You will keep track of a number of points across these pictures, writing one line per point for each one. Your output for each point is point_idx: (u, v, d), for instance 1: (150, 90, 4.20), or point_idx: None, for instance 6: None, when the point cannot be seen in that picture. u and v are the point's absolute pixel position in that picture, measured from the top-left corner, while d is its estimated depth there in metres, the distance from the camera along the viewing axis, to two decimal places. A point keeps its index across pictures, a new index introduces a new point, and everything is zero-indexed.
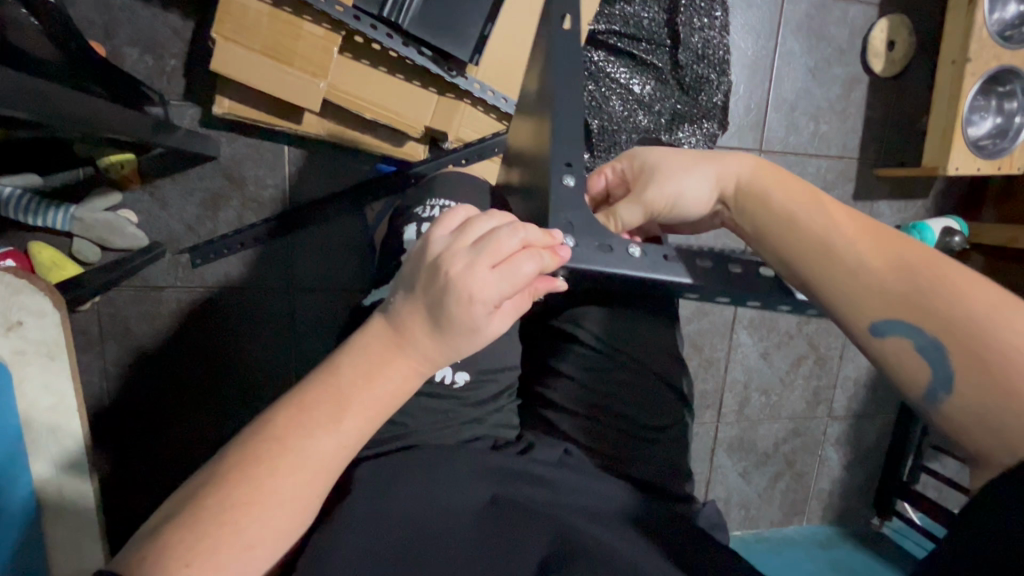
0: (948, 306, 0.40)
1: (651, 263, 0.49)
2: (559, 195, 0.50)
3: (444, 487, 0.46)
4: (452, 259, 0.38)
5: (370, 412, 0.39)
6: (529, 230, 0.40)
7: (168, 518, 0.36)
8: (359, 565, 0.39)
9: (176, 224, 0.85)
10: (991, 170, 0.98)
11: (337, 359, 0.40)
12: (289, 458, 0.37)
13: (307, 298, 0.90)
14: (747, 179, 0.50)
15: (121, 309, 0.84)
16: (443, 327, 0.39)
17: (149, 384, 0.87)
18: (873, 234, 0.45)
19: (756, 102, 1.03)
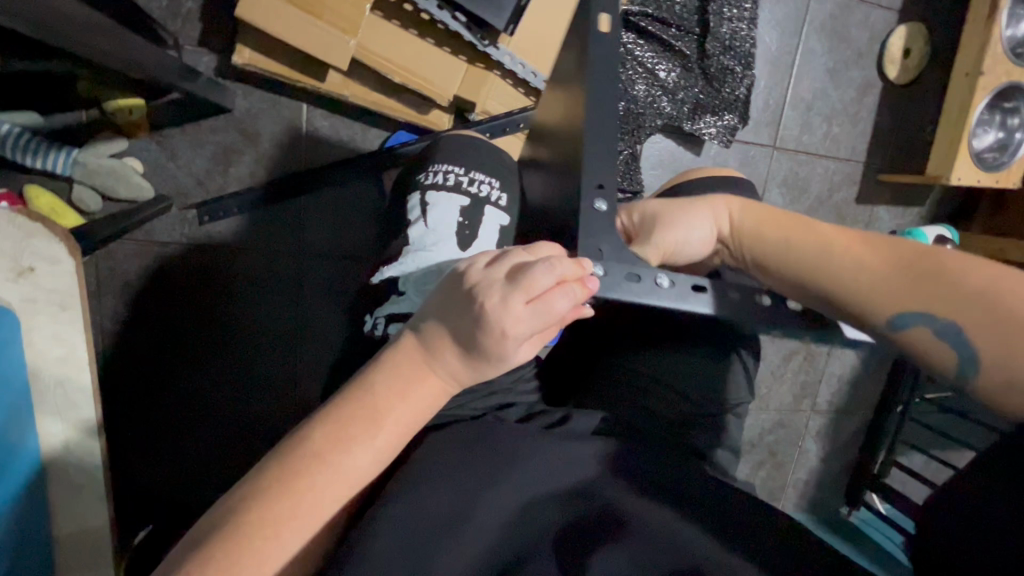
0: (956, 290, 0.41)
1: (683, 297, 0.47)
2: (589, 220, 0.48)
3: (481, 465, 0.43)
4: (488, 292, 0.37)
5: (395, 439, 0.37)
6: (566, 265, 0.38)
7: (204, 537, 0.34)
8: (398, 545, 0.37)
9: (184, 177, 0.81)
10: (989, 184, 1.03)
11: (366, 379, 0.38)
12: (325, 475, 0.35)
13: (315, 262, 0.86)
14: (739, 218, 0.52)
15: (121, 263, 0.80)
16: (476, 355, 0.38)
17: (145, 344, 0.82)
18: (865, 241, 0.46)
19: (775, 99, 1.04)
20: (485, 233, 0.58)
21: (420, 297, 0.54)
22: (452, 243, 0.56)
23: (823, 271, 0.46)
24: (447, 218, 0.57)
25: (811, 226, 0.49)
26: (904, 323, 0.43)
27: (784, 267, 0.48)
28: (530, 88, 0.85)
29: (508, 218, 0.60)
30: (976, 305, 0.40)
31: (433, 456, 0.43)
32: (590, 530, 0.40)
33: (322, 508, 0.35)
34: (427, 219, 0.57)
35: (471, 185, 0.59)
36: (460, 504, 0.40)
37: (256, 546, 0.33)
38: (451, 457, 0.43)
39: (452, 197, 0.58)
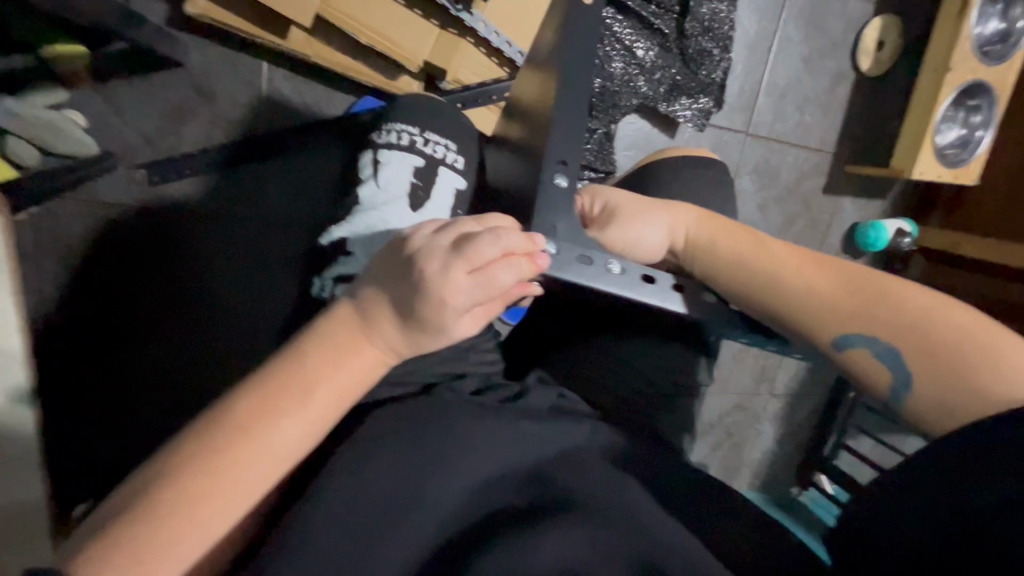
0: (896, 314, 0.43)
1: (631, 285, 0.48)
2: (547, 197, 0.47)
3: (434, 444, 0.40)
4: (428, 259, 0.37)
5: (330, 410, 0.36)
6: (511, 237, 0.38)
7: (121, 510, 0.32)
8: (336, 540, 0.36)
9: (133, 134, 0.76)
10: (950, 179, 1.06)
11: (297, 350, 0.37)
12: (251, 450, 0.34)
13: (272, 231, 0.82)
14: (694, 229, 0.52)
15: (61, 224, 0.75)
16: (414, 327, 0.37)
17: (87, 307, 0.77)
18: (813, 263, 0.47)
19: (750, 85, 1.04)
20: (438, 195, 0.55)
21: (366, 258, 0.52)
22: (402, 204, 0.54)
23: (771, 288, 0.47)
24: (399, 177, 0.55)
25: (765, 243, 0.50)
26: (846, 344, 0.44)
27: (732, 282, 0.49)
28: (503, 59, 0.82)
29: (464, 182, 0.57)
30: (909, 330, 0.42)
31: (376, 433, 0.39)
32: (536, 516, 0.39)
33: (250, 477, 0.34)
34: (378, 178, 0.55)
35: (425, 145, 0.57)
36: (404, 488, 0.38)
37: (175, 524, 0.32)
38: (397, 436, 0.39)
39: (405, 156, 0.56)
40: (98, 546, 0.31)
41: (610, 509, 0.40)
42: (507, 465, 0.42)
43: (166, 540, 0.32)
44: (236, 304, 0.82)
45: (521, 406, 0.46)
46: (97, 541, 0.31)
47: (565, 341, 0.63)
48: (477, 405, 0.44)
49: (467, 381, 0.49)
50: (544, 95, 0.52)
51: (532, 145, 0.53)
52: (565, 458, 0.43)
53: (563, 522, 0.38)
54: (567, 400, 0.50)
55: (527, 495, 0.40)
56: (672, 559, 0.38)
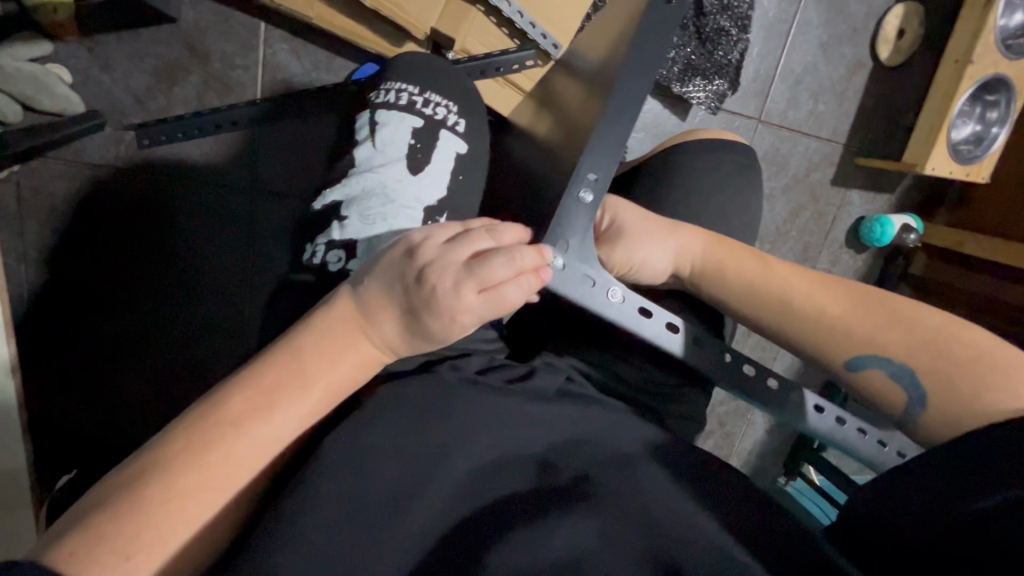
0: (910, 331, 0.44)
1: (628, 313, 0.48)
2: (567, 210, 0.43)
3: (445, 426, 0.39)
4: (440, 275, 0.34)
5: (324, 408, 0.35)
6: (526, 256, 0.35)
7: (100, 503, 0.30)
8: (337, 529, 0.33)
9: (121, 93, 0.72)
10: (961, 176, 1.04)
11: (296, 343, 0.35)
12: (246, 443, 0.32)
13: (267, 203, 0.79)
14: (702, 254, 0.53)
15: (46, 184, 0.72)
16: (417, 335, 0.36)
17: (76, 271, 0.75)
18: (825, 285, 0.48)
19: (765, 69, 1.01)
20: (438, 159, 0.51)
21: (363, 223, 0.48)
22: (401, 167, 0.50)
23: (782, 314, 0.48)
24: (397, 138, 0.50)
25: (772, 265, 0.50)
26: (859, 365, 0.45)
27: (745, 308, 0.50)
28: (514, 29, 0.78)
29: (466, 146, 0.52)
30: (926, 349, 0.43)
31: (377, 414, 0.38)
32: (548, 507, 0.36)
33: (241, 474, 0.32)
34: (376, 139, 0.51)
35: (425, 106, 0.52)
36: (410, 474, 0.36)
37: (162, 521, 0.30)
38: (399, 419, 0.38)
39: (403, 117, 0.51)
40: (77, 553, 0.28)
41: (621, 500, 0.38)
42: (516, 451, 0.40)
43: (153, 541, 0.30)
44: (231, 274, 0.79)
45: (529, 387, 0.46)
46: (79, 539, 0.28)
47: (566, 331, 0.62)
48: (483, 386, 0.44)
49: (471, 359, 0.48)
50: (587, 92, 0.48)
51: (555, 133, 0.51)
52: (574, 446, 0.42)
53: (575, 513, 0.36)
54: (574, 383, 0.50)
55: (535, 483, 0.38)
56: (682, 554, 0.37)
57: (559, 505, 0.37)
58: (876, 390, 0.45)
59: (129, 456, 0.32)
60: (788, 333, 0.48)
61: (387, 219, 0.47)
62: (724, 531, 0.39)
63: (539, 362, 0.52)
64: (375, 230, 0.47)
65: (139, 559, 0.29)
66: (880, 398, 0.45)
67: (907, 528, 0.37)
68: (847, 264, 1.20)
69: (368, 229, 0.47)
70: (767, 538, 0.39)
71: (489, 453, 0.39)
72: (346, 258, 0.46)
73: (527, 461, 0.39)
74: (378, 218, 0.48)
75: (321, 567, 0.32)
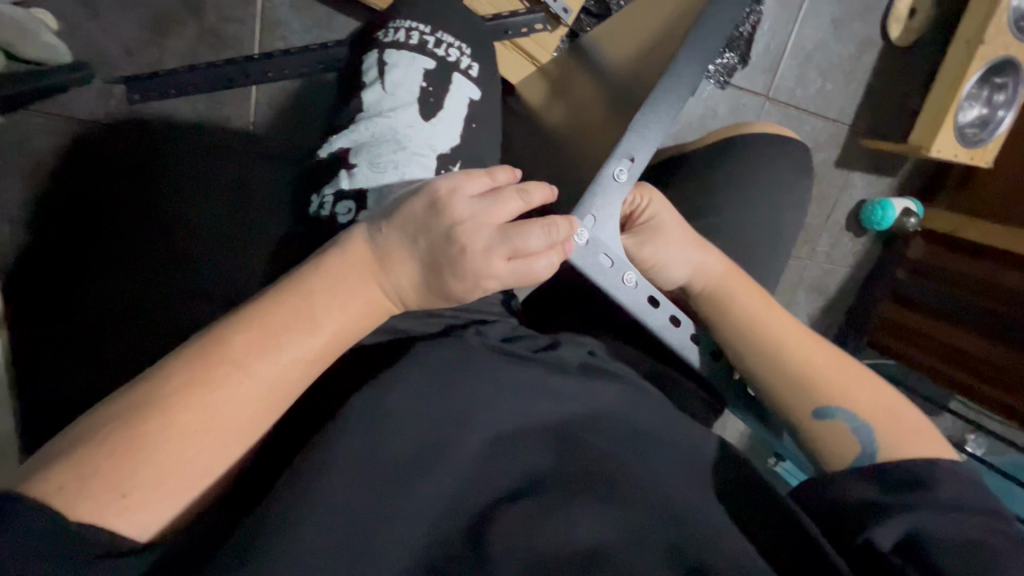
0: (873, 399, 0.45)
1: (638, 299, 0.47)
2: (602, 190, 0.43)
3: (471, 396, 0.37)
4: (472, 237, 0.33)
5: (332, 353, 0.33)
6: (562, 229, 0.35)
7: (92, 436, 0.27)
8: (353, 501, 0.32)
9: (111, 45, 0.69)
10: (965, 159, 1.04)
11: (304, 281, 0.32)
12: (248, 384, 0.30)
13: (266, 165, 0.77)
14: (717, 279, 0.50)
15: (29, 139, 0.68)
16: (437, 293, 0.34)
17: (62, 229, 0.72)
18: (816, 341, 0.48)
19: (777, 44, 0.98)
20: (451, 105, 0.47)
21: (374, 170, 0.43)
22: (413, 111, 0.45)
23: (775, 355, 0.47)
24: (408, 80, 0.46)
25: (775, 308, 0.49)
26: (827, 414, 0.45)
27: (732, 341, 0.48)
28: None
29: (478, 92, 0.49)
30: (886, 415, 0.45)
31: (398, 376, 0.35)
32: (571, 493, 0.36)
33: (244, 418, 0.30)
34: (384, 82, 0.46)
35: (437, 47, 0.48)
36: (428, 436, 0.35)
37: (162, 460, 0.28)
38: (419, 384, 0.36)
39: (414, 57, 0.46)
40: (68, 485, 0.26)
41: (646, 487, 0.37)
42: (538, 421, 0.39)
43: (150, 479, 0.27)
44: (227, 238, 0.77)
45: (553, 359, 0.44)
46: (67, 469, 0.26)
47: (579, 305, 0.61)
48: (504, 354, 0.42)
49: (495, 326, 0.46)
50: (635, 64, 0.48)
51: (583, 107, 0.51)
52: (593, 419, 0.40)
53: (601, 500, 0.36)
54: (596, 357, 0.47)
55: (557, 460, 0.37)
56: (705, 522, 0.37)
57: (583, 488, 0.36)
58: (833, 440, 0.45)
59: (122, 388, 0.30)
60: (765, 373, 0.47)
61: (400, 167, 0.43)
62: (731, 518, 0.39)
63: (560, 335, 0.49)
64: (388, 177, 0.42)
65: (135, 498, 0.27)
66: (835, 446, 0.45)
67: (849, 520, 0.40)
68: (846, 246, 1.20)
69: (379, 177, 0.42)
70: (767, 510, 0.40)
71: (510, 422, 0.38)
72: (357, 208, 0.42)
73: (552, 430, 0.39)
74: (389, 165, 0.43)
75: (341, 539, 0.31)
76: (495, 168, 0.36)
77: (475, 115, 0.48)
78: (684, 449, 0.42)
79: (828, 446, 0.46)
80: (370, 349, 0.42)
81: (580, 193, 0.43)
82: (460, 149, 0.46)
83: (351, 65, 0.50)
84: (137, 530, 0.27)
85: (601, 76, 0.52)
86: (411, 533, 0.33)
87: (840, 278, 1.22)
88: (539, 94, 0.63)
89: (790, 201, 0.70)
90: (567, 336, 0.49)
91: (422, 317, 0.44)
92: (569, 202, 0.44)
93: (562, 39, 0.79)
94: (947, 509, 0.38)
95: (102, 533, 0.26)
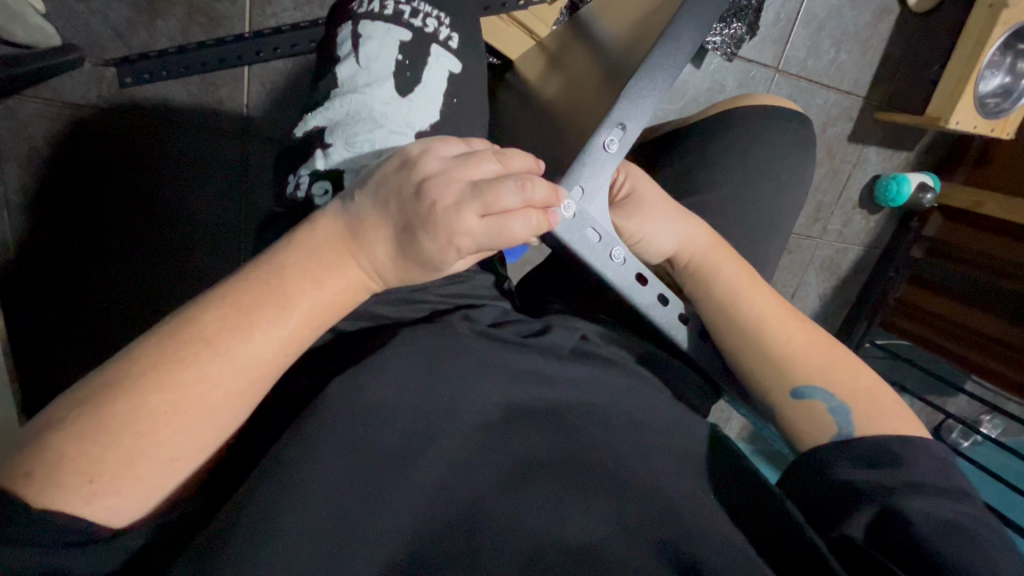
0: (853, 379, 0.44)
1: (626, 275, 0.45)
2: (588, 156, 0.41)
3: (454, 386, 0.36)
4: (442, 191, 0.31)
5: (307, 334, 0.32)
6: (537, 188, 0.33)
7: (58, 420, 0.27)
8: (332, 494, 0.31)
9: (100, 26, 0.67)
10: (985, 131, 0.99)
11: (275, 256, 0.32)
12: (219, 365, 0.29)
13: (259, 146, 0.76)
14: (702, 250, 0.49)
15: (24, 126, 0.68)
16: (411, 258, 0.32)
17: (60, 218, 0.72)
18: (797, 319, 0.47)
19: (789, 12, 0.94)
20: (430, 79, 0.45)
21: (349, 150, 0.42)
22: (389, 86, 0.43)
23: (758, 330, 0.46)
24: (383, 53, 0.44)
25: (759, 284, 0.48)
26: (803, 394, 0.44)
27: (713, 317, 0.47)
28: None
29: (458, 65, 0.47)
30: (870, 401, 0.43)
31: (383, 365, 0.35)
32: (557, 483, 0.35)
33: (217, 401, 0.29)
34: (359, 55, 0.44)
35: (414, 17, 0.46)
36: (409, 425, 0.34)
37: (126, 444, 0.27)
38: (404, 369, 0.35)
39: (390, 28, 0.45)
40: (35, 473, 0.26)
41: (637, 476, 0.37)
42: (525, 405, 0.38)
43: (119, 463, 0.27)
44: (225, 224, 0.78)
45: (543, 344, 0.43)
46: (34, 456, 0.26)
47: (575, 293, 0.60)
48: (491, 339, 0.41)
49: (484, 310, 0.45)
50: (631, 35, 0.46)
51: (574, 81, 0.49)
52: (586, 405, 0.39)
53: (588, 491, 0.35)
54: (590, 344, 0.46)
55: (551, 446, 0.36)
56: (694, 509, 0.36)
57: (573, 482, 0.35)
58: (807, 421, 0.44)
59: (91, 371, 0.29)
60: (746, 350, 0.46)
61: (377, 146, 0.42)
62: (721, 505, 0.38)
63: (553, 320, 0.48)
64: (364, 157, 0.41)
65: (104, 484, 0.27)
66: (808, 427, 0.44)
67: (834, 508, 0.39)
68: (859, 224, 1.17)
69: (355, 156, 0.41)
70: (760, 498, 0.39)
71: (497, 410, 0.37)
72: (333, 189, 0.41)
73: (540, 421, 0.37)
74: (366, 144, 0.42)
75: (315, 537, 0.30)
76: (470, 139, 0.35)
77: (456, 90, 0.46)
78: (674, 435, 0.41)
79: (803, 427, 0.44)
80: (358, 335, 0.42)
81: (569, 163, 0.42)
82: (442, 126, 0.45)
83: (328, 38, 0.49)
84: (108, 515, 0.27)
85: (596, 49, 0.50)
86: (399, 522, 0.32)
87: (853, 258, 1.19)
88: (533, 69, 0.61)
89: (795, 176, 0.68)
90: (560, 322, 0.48)
91: (405, 301, 0.43)
92: (559, 176, 0.43)
93: (561, 11, 0.76)
94: (933, 494, 0.38)
95: (69, 519, 0.26)
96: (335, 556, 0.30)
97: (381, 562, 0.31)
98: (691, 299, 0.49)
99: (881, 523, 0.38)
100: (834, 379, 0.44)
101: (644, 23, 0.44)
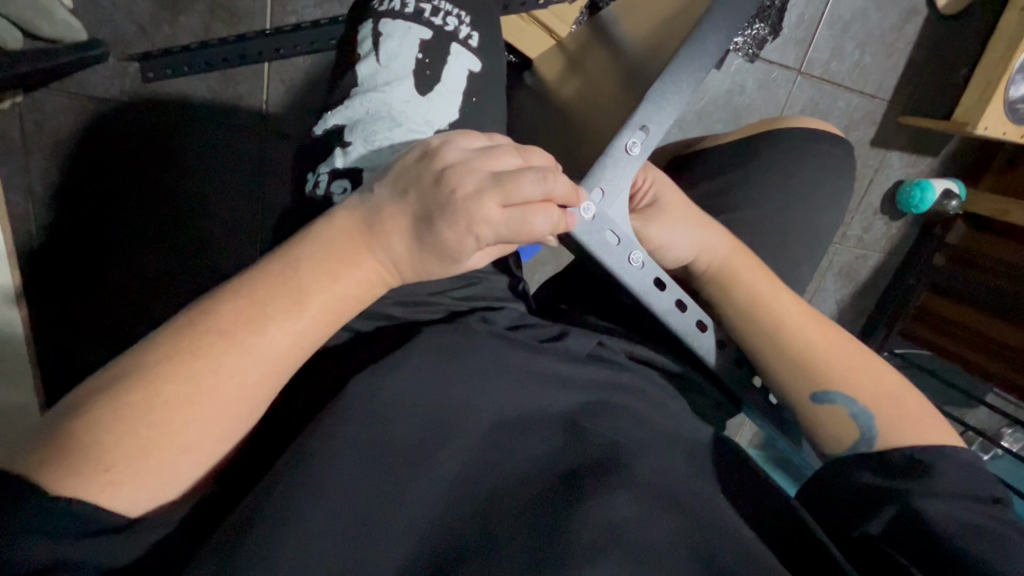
0: (881, 384, 0.43)
1: (643, 280, 0.45)
2: (608, 157, 0.40)
3: (469, 385, 0.36)
4: (463, 179, 0.31)
5: (324, 328, 0.32)
6: (558, 181, 0.33)
7: (77, 408, 0.28)
8: (350, 488, 0.31)
9: (124, 21, 0.68)
10: (1015, 138, 0.95)
11: (292, 251, 0.32)
12: (233, 358, 0.29)
13: (276, 141, 0.76)
14: (720, 254, 0.48)
15: (50, 118, 0.69)
16: (429, 249, 0.32)
17: (83, 210, 0.73)
18: (820, 321, 0.45)
19: (813, 13, 0.92)
20: (449, 78, 0.45)
21: (368, 146, 0.42)
22: (409, 84, 0.43)
23: (778, 334, 0.45)
24: (404, 52, 0.44)
25: (779, 288, 0.47)
26: (824, 398, 0.43)
27: (734, 322, 0.47)
28: None
29: (478, 65, 0.47)
30: (891, 403, 0.42)
31: (401, 360, 0.35)
32: (571, 483, 0.34)
33: (231, 393, 0.29)
34: (379, 53, 0.44)
35: (434, 16, 0.45)
36: (426, 427, 0.34)
37: (138, 434, 0.27)
38: (422, 366, 0.35)
39: (410, 27, 0.44)
40: (55, 459, 0.26)
41: (654, 476, 0.36)
42: (540, 407, 0.37)
43: (135, 454, 0.27)
44: (244, 219, 0.77)
45: (559, 347, 0.42)
46: (52, 446, 0.27)
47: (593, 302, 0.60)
48: (507, 339, 0.41)
49: (502, 313, 0.45)
50: (656, 33, 0.45)
51: (596, 81, 0.49)
52: (601, 408, 0.39)
53: (609, 485, 0.34)
54: (606, 350, 0.46)
55: (561, 446, 0.36)
56: (716, 520, 0.36)
57: (588, 475, 0.35)
58: (830, 422, 0.43)
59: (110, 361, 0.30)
60: (767, 355, 0.45)
61: (396, 144, 0.42)
62: (743, 518, 0.37)
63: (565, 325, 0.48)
64: (383, 155, 0.41)
65: (117, 474, 0.27)
66: (834, 427, 0.43)
67: (849, 514, 0.39)
68: (879, 230, 1.14)
69: (375, 153, 0.42)
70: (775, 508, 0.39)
71: (513, 411, 0.36)
72: (351, 186, 0.41)
73: (556, 424, 0.37)
74: (385, 142, 0.42)
75: (331, 533, 0.30)
76: (492, 135, 0.35)
77: (475, 89, 0.46)
78: (687, 441, 0.41)
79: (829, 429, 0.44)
80: (374, 334, 0.42)
81: (588, 166, 0.41)
82: (460, 125, 0.44)
83: (349, 37, 0.49)
84: (120, 505, 0.28)
85: (617, 50, 0.49)
86: (417, 516, 0.32)
87: (872, 265, 1.17)
88: (553, 69, 0.61)
89: (818, 182, 0.66)
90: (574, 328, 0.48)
91: (420, 300, 0.43)
92: (579, 177, 0.42)
93: (582, 11, 0.75)
94: (954, 497, 0.37)
95: (84, 506, 0.26)
96: (352, 553, 0.30)
97: (396, 559, 0.31)
98: (712, 306, 0.49)
99: (906, 529, 0.37)
100: (856, 384, 0.43)
101: (670, 23, 0.43)
